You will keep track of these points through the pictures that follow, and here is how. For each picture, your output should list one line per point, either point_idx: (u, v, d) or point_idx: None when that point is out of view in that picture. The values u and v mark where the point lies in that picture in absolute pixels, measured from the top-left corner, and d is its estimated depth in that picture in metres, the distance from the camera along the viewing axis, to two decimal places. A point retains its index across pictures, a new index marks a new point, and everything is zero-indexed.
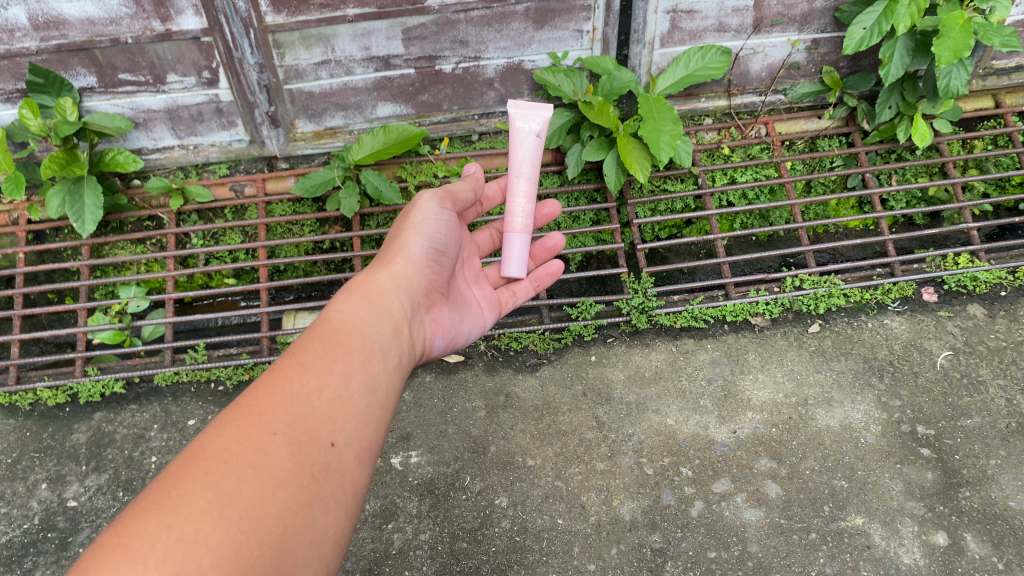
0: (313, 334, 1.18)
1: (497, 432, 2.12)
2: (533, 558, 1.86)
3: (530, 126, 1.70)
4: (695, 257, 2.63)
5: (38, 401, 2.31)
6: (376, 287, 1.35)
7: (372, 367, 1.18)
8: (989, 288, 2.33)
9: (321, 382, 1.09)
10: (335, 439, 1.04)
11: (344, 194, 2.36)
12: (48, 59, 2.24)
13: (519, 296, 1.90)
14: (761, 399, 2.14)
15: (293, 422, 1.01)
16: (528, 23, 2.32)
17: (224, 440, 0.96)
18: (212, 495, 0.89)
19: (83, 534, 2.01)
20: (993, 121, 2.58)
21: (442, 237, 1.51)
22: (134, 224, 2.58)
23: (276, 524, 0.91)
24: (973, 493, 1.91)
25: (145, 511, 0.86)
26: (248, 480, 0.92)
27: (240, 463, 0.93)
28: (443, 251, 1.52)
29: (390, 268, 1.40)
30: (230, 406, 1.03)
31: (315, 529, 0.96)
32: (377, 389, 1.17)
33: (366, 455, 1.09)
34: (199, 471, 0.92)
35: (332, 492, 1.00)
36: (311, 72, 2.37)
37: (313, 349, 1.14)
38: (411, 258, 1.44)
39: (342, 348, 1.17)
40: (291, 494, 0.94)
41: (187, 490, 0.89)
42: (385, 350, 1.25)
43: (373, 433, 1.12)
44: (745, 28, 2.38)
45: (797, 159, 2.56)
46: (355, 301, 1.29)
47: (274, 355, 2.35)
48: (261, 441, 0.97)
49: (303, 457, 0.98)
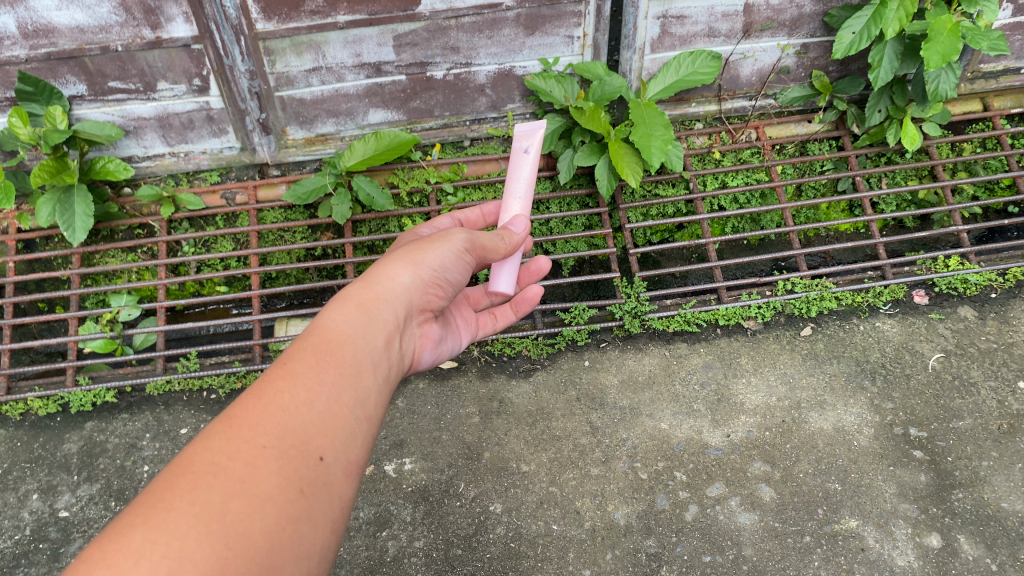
0: (304, 343, 1.17)
1: (491, 438, 2.11)
2: (527, 564, 1.86)
3: (523, 144, 1.70)
4: (687, 261, 2.65)
5: (28, 411, 2.30)
6: (374, 296, 1.33)
7: (362, 379, 1.17)
8: (980, 290, 2.34)
9: (311, 394, 1.08)
10: (324, 452, 1.04)
11: (336, 200, 2.36)
12: (38, 67, 2.24)
13: (500, 321, 1.94)
14: (754, 403, 2.14)
15: (282, 435, 1.00)
16: (519, 29, 2.32)
17: (212, 453, 0.95)
18: (199, 510, 0.88)
19: (75, 544, 2.00)
20: (981, 124, 2.61)
21: (452, 267, 1.49)
22: (125, 231, 2.58)
23: (263, 540, 0.90)
24: (966, 494, 1.91)
25: (131, 524, 0.85)
26: (236, 495, 0.91)
27: (228, 477, 0.93)
28: (449, 278, 1.50)
29: (391, 280, 1.37)
30: (219, 417, 1.02)
31: (302, 544, 0.95)
32: (367, 402, 1.16)
33: (353, 469, 1.08)
34: (185, 483, 0.91)
35: (319, 507, 1.00)
36: (302, 79, 2.37)
37: (303, 360, 1.12)
38: (417, 277, 1.41)
39: (333, 358, 1.16)
40: (279, 509, 0.94)
41: (174, 503, 0.88)
42: (377, 361, 1.24)
43: (361, 447, 1.11)
44: (735, 32, 2.39)
45: (787, 163, 2.56)
46: (350, 310, 1.26)
47: (266, 362, 2.34)
48: (250, 454, 0.96)
49: (292, 471, 0.98)
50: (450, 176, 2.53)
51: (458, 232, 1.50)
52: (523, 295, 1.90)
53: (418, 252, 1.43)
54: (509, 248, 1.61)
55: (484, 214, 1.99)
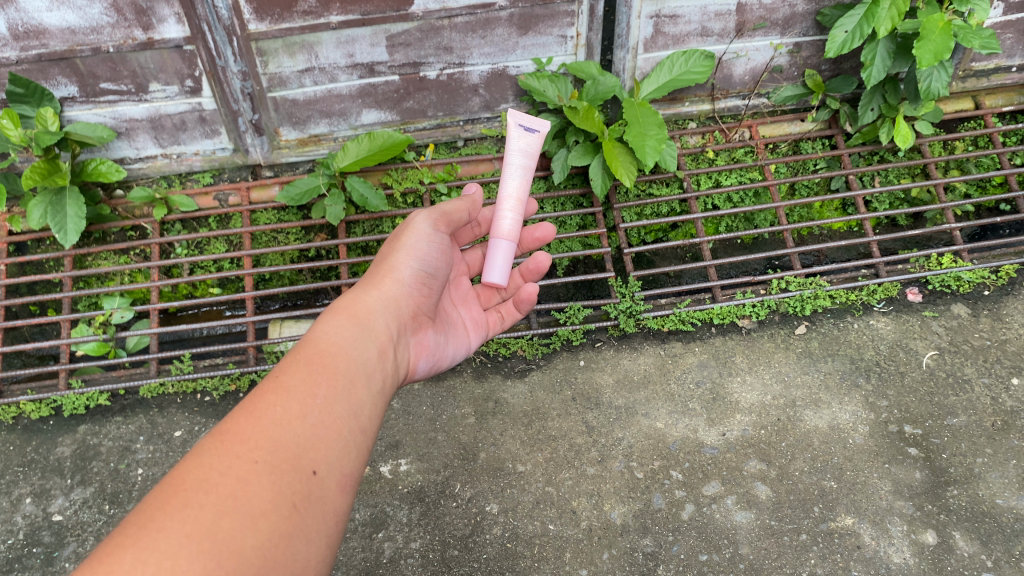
0: (296, 357, 1.17)
1: (487, 439, 2.11)
2: (524, 565, 1.85)
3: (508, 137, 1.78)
4: (681, 260, 2.64)
5: (21, 415, 2.28)
6: (363, 307, 1.34)
7: (356, 390, 1.18)
8: (972, 287, 2.35)
9: (304, 406, 1.08)
10: (318, 466, 1.04)
11: (330, 202, 2.36)
12: (29, 68, 2.23)
13: (507, 319, 1.91)
14: (749, 401, 2.14)
15: (274, 450, 1.00)
16: (512, 29, 2.32)
17: (204, 469, 0.95)
18: (192, 528, 0.87)
19: (69, 548, 1.98)
20: (973, 122, 2.61)
21: (431, 260, 1.52)
22: (118, 233, 2.56)
23: (256, 555, 0.90)
24: (961, 491, 1.92)
25: (122, 545, 0.84)
26: (227, 512, 0.91)
27: (220, 494, 0.92)
28: (432, 273, 1.52)
29: (379, 289, 1.39)
30: (210, 434, 1.02)
31: (296, 560, 0.95)
32: (360, 414, 1.16)
33: (347, 482, 1.08)
34: (178, 502, 0.90)
35: (313, 521, 0.99)
36: (295, 79, 2.36)
37: (296, 373, 1.13)
38: (401, 279, 1.44)
39: (326, 370, 1.16)
40: (271, 525, 0.93)
41: (165, 523, 0.87)
42: (370, 372, 1.24)
43: (356, 460, 1.11)
44: (728, 32, 2.39)
45: (780, 162, 2.57)
46: (342, 322, 1.28)
47: (260, 364, 2.32)
48: (242, 470, 0.96)
49: (285, 486, 0.98)
50: (444, 176, 2.53)
51: (426, 220, 1.55)
52: (519, 295, 1.82)
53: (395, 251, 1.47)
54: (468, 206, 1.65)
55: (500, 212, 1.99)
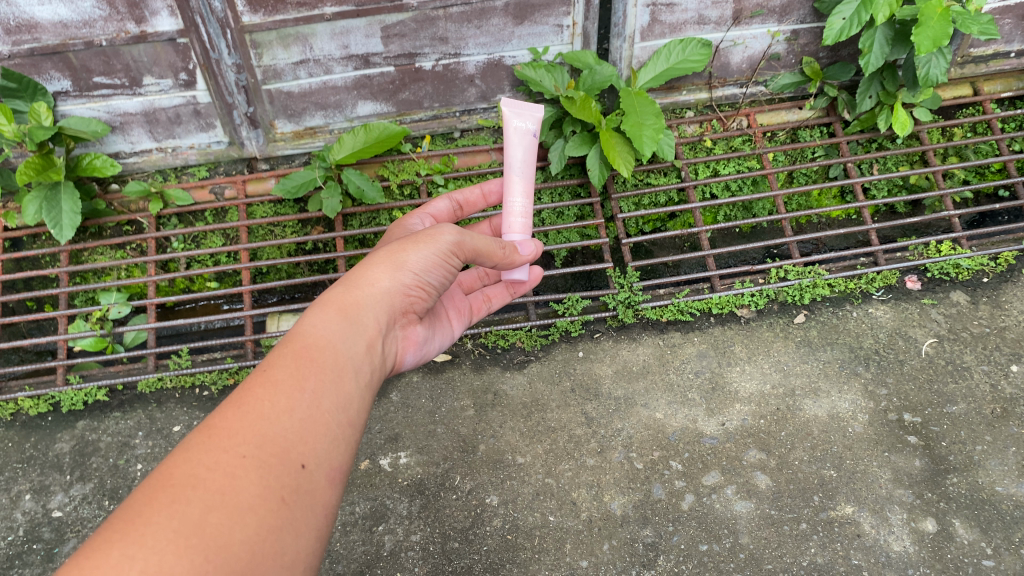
0: (285, 350, 1.16)
1: (486, 430, 2.11)
2: (525, 556, 1.85)
3: (527, 125, 1.69)
4: (679, 250, 2.63)
5: (19, 412, 2.27)
6: (355, 302, 1.31)
7: (345, 384, 1.17)
8: (971, 275, 2.35)
9: (292, 401, 1.07)
10: (306, 460, 1.04)
11: (326, 194, 2.35)
12: (21, 62, 2.21)
13: (494, 301, 1.94)
14: (749, 391, 2.14)
15: (262, 444, 1.00)
16: (508, 19, 2.30)
17: (193, 464, 0.94)
18: (179, 524, 0.87)
19: (68, 545, 1.98)
20: (971, 108, 2.60)
21: (439, 267, 1.46)
22: (114, 229, 2.56)
23: (245, 550, 0.90)
24: (960, 478, 1.92)
25: (109, 541, 0.83)
26: (216, 507, 0.90)
27: (208, 489, 0.92)
28: (434, 278, 1.46)
29: (372, 286, 1.35)
30: (199, 428, 1.01)
31: (285, 554, 0.95)
32: (349, 408, 1.16)
33: (336, 475, 1.08)
34: (164, 497, 0.89)
35: (302, 516, 1.00)
36: (289, 71, 2.34)
37: (284, 366, 1.12)
38: (399, 280, 1.39)
39: (314, 364, 1.15)
40: (259, 519, 0.93)
41: (153, 517, 0.86)
42: (358, 366, 1.23)
43: (344, 453, 1.11)
44: (725, 19, 2.38)
45: (778, 150, 2.57)
46: (332, 316, 1.25)
47: (258, 358, 2.33)
48: (230, 465, 0.95)
49: (273, 480, 0.98)
50: (440, 168, 2.52)
51: (446, 232, 1.43)
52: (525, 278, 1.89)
53: (400, 253, 1.39)
54: (507, 260, 1.58)
55: (485, 194, 1.97)
